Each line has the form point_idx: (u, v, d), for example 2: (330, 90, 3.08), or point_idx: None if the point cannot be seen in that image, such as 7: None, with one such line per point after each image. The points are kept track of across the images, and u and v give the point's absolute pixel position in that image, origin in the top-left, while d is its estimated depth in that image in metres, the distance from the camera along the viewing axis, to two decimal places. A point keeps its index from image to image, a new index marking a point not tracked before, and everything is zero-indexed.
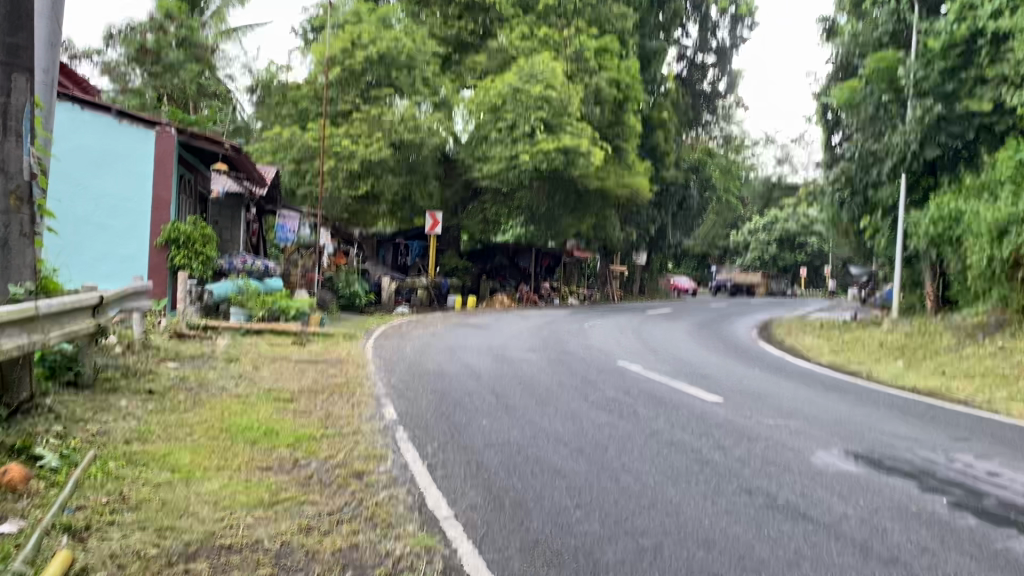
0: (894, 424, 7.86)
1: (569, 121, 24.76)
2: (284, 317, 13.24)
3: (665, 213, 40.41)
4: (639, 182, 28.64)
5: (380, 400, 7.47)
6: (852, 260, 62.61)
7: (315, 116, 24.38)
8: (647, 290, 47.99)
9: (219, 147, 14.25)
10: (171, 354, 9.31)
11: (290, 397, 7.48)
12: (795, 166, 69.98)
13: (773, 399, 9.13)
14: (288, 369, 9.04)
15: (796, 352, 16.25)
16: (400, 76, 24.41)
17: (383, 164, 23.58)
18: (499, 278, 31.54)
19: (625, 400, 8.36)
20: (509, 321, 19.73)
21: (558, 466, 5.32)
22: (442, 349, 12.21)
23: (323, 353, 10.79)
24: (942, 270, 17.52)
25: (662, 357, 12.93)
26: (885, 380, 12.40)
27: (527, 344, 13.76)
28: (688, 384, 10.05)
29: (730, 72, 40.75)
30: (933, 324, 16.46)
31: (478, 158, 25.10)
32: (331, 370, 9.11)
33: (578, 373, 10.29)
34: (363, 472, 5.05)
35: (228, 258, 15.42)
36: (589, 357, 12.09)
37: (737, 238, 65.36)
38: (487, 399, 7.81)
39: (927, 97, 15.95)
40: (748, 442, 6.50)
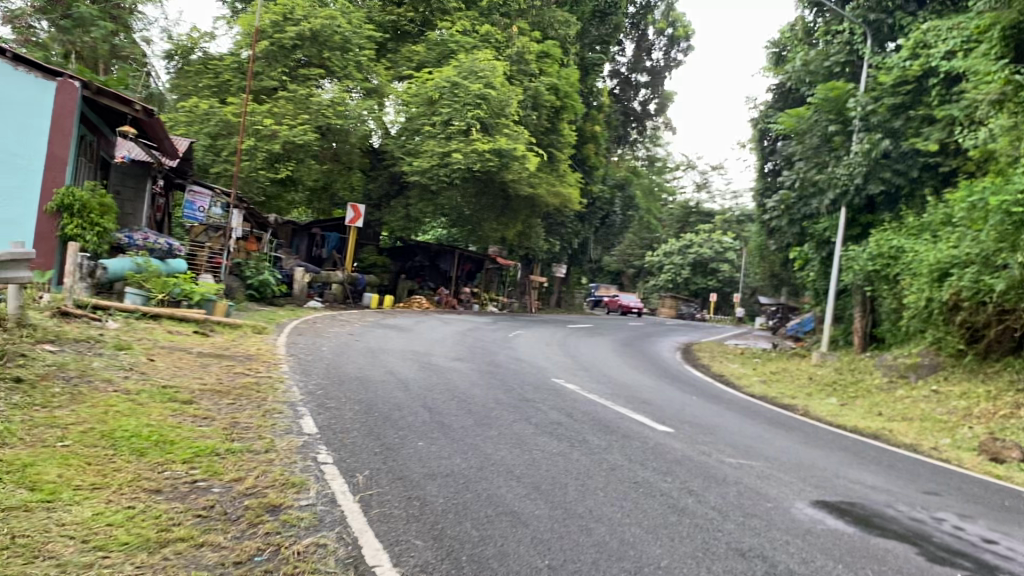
0: (857, 470, 7.30)
1: (506, 123, 24.05)
2: (186, 303, 12.12)
3: (586, 227, 39.98)
4: (569, 192, 28.05)
5: (297, 409, 6.41)
6: (760, 290, 63.90)
7: (238, 91, 22.92)
8: (562, 302, 47.56)
9: (128, 109, 12.84)
10: (49, 335, 8.00)
11: (189, 398, 6.35)
12: (713, 194, 71.15)
13: (723, 433, 8.50)
14: (188, 363, 7.84)
15: (725, 379, 15.80)
16: (333, 57, 23.19)
17: (307, 149, 22.20)
18: (417, 280, 30.44)
19: (571, 424, 7.55)
20: (429, 325, 18.73)
21: (516, 509, 4.45)
22: (363, 351, 11.15)
23: (229, 346, 9.60)
24: (872, 306, 17.32)
25: (597, 377, 12.20)
26: (822, 416, 11.96)
27: (454, 351, 12.83)
28: (632, 409, 9.31)
29: (662, 94, 40.75)
30: (862, 361, 16.30)
31: (408, 152, 23.94)
32: (238, 368, 7.97)
33: (512, 389, 9.43)
34: (280, 507, 4.04)
35: (129, 231, 13.97)
36: (522, 372, 11.26)
37: (652, 259, 65.91)
38: (420, 415, 6.86)
39: (875, 132, 15.84)
40: (717, 486, 5.77)
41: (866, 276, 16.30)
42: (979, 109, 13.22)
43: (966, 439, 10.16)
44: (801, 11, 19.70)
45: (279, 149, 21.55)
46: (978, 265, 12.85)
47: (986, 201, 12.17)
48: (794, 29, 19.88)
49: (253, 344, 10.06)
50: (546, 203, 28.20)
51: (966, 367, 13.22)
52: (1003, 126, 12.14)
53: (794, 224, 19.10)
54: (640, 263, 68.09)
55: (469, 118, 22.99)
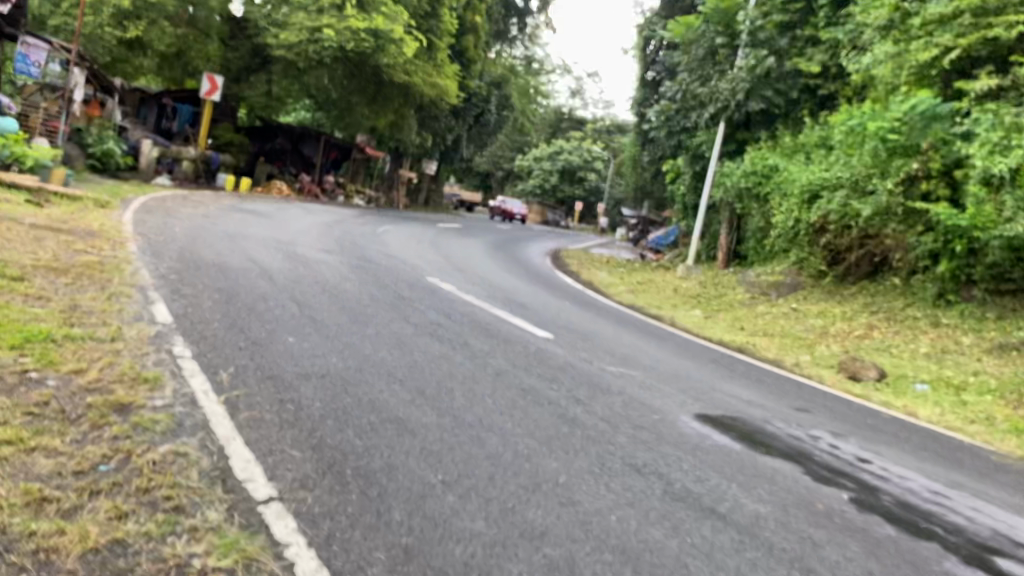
0: (732, 384, 7.37)
1: (384, 3, 22.49)
2: (17, 167, 10.71)
3: (463, 124, 39.49)
4: (447, 84, 27.00)
5: (149, 295, 5.70)
6: (623, 200, 65.05)
7: None
8: (430, 200, 46.64)
9: None
10: None
11: (19, 275, 5.50)
12: (586, 102, 70.98)
13: (600, 340, 8.41)
14: (19, 235, 6.86)
15: (595, 286, 15.83)
16: None
17: (163, 8, 20.25)
18: (279, 165, 28.79)
19: (450, 325, 7.19)
20: (293, 213, 17.73)
21: (401, 417, 4.06)
22: (224, 235, 10.31)
23: (69, 220, 8.55)
24: (739, 224, 17.70)
25: (472, 278, 11.90)
26: (690, 328, 12.15)
27: (322, 243, 12.14)
28: (510, 312, 9.07)
29: None
30: (724, 276, 16.63)
31: (275, 24, 22.22)
32: (79, 244, 7.04)
33: (387, 285, 8.95)
34: (129, 407, 3.47)
35: None
36: (395, 269, 10.77)
37: (522, 163, 65.65)
38: (290, 308, 6.30)
39: (760, 48, 15.82)
40: (603, 396, 5.60)
41: (737, 194, 16.48)
42: (864, 34, 13.46)
43: (823, 357, 10.60)
44: None
45: (130, 6, 19.55)
46: (847, 188, 13.07)
47: (864, 126, 12.75)
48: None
49: (97, 219, 9.02)
50: (423, 94, 27.07)
51: (825, 287, 13.72)
52: (887, 53, 12.55)
53: (672, 136, 19.04)
54: (510, 166, 67.56)
55: None
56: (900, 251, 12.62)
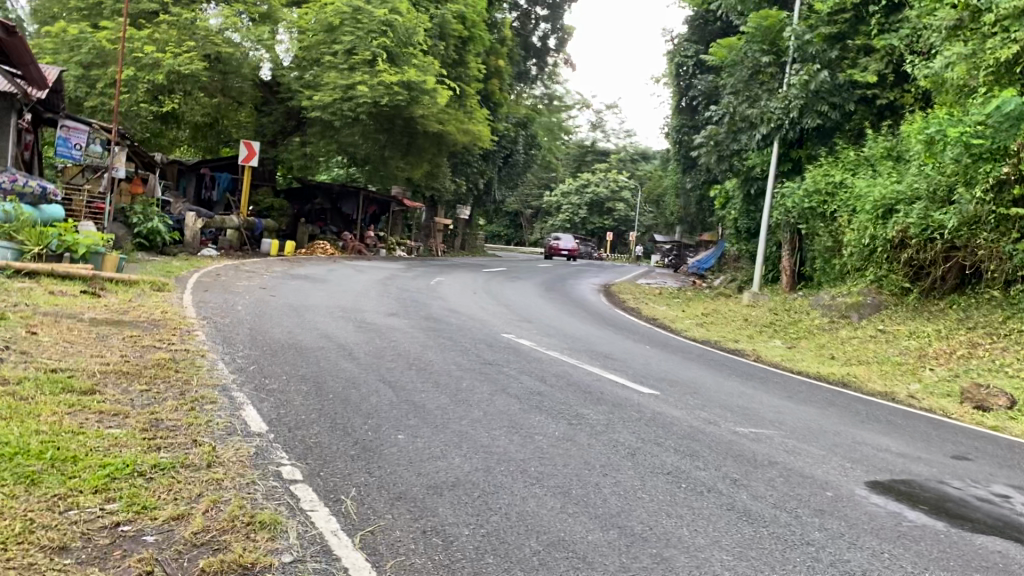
0: (871, 432, 6.56)
1: (413, 54, 22.27)
2: (68, 256, 10.16)
3: (491, 166, 39.18)
4: (479, 129, 26.58)
5: (234, 397, 5.06)
6: (655, 228, 64.30)
7: (111, 14, 19.97)
8: (464, 245, 46.24)
9: None
10: None
11: (90, 387, 4.90)
12: (608, 133, 70.57)
13: (709, 391, 7.65)
14: (81, 335, 6.29)
15: (662, 324, 15.07)
16: None
17: (195, 79, 19.78)
18: (317, 224, 28.50)
19: (553, 394, 6.50)
20: (340, 273, 17.27)
21: (565, 537, 3.35)
22: (285, 309, 9.76)
23: (127, 309, 8.01)
24: (800, 243, 16.95)
25: (543, 329, 11.19)
26: (779, 362, 11.32)
27: (383, 304, 11.53)
28: (601, 366, 8.33)
29: (562, 29, 39.15)
30: (796, 300, 15.76)
31: (306, 85, 21.90)
32: (144, 339, 6.46)
33: (466, 350, 8.28)
34: (254, 570, 2.81)
35: None
36: (465, 328, 10.11)
37: (549, 199, 65.17)
38: (384, 393, 5.65)
39: (811, 63, 15.29)
40: (758, 470, 4.84)
41: (800, 213, 15.77)
42: (929, 37, 12.76)
43: (937, 384, 9.66)
44: None
45: (163, 80, 19.21)
46: (925, 201, 12.70)
47: (942, 134, 11.74)
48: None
49: (155, 305, 8.48)
50: (455, 140, 26.64)
51: (909, 304, 12.79)
52: (959, 54, 11.62)
53: (723, 161, 18.27)
54: (538, 203, 67.08)
55: (374, 46, 21.21)
56: (994, 261, 11.58)
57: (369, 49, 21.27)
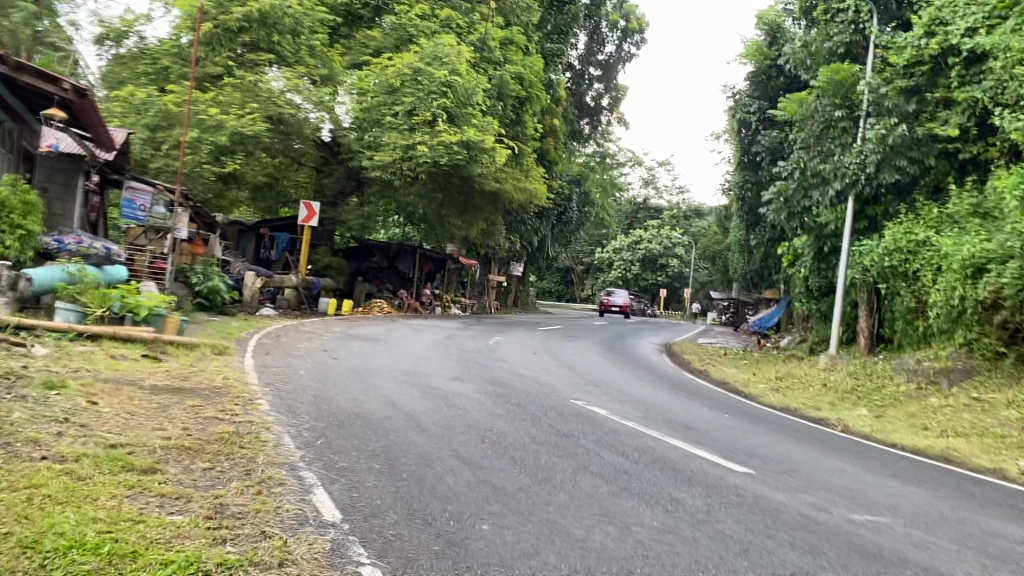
0: (999, 520, 5.87)
1: (472, 113, 22.26)
2: (130, 319, 10.02)
3: (545, 223, 38.98)
4: (536, 187, 26.39)
5: (302, 476, 4.66)
6: (710, 285, 63.29)
7: (178, 79, 20.53)
8: (517, 302, 45.95)
9: (53, 90, 10.42)
10: None
11: (151, 465, 4.54)
12: (660, 189, 70.15)
13: (805, 468, 7.04)
14: (142, 405, 5.99)
15: (734, 388, 14.37)
16: (283, 41, 21.08)
17: (258, 139, 20.31)
18: (374, 282, 28.48)
19: (640, 473, 5.97)
20: (400, 333, 16.99)
21: None
22: (348, 372, 9.41)
23: (189, 375, 7.73)
24: (878, 304, 16.27)
25: (614, 395, 10.65)
26: (866, 432, 10.60)
27: (446, 367, 11.14)
28: (683, 439, 7.78)
29: (616, 88, 39.03)
30: (875, 364, 14.98)
31: (367, 145, 22.05)
32: (207, 408, 6.14)
33: (538, 419, 7.80)
34: None
35: (56, 234, 11.74)
36: (534, 394, 9.64)
37: (601, 256, 64.70)
38: (461, 472, 5.20)
39: (889, 116, 14.82)
40: (891, 570, 4.25)
41: (880, 272, 15.12)
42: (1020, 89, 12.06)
43: None
44: None
45: (226, 141, 19.52)
46: (1019, 260, 11.87)
47: None
48: (797, 9, 18.78)
49: (217, 370, 8.21)
50: (512, 199, 26.48)
51: (1005, 371, 12.02)
52: None
53: (793, 218, 17.72)
54: (590, 260, 66.64)
55: (435, 106, 21.28)
56: None
57: (429, 110, 21.36)
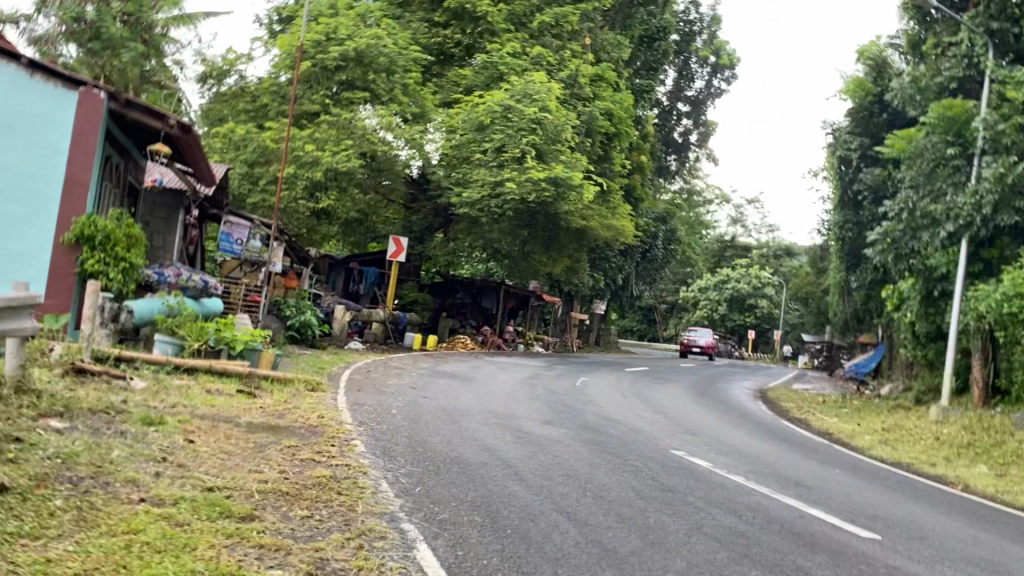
0: None
1: (561, 150, 22.15)
2: (226, 352, 10.05)
3: (630, 261, 38.46)
4: (624, 225, 25.98)
5: (404, 530, 4.41)
6: (799, 326, 61.34)
7: (276, 115, 21.06)
8: (600, 340, 45.36)
9: (160, 126, 10.64)
10: (56, 406, 6.09)
11: (249, 513, 4.36)
12: (748, 228, 68.67)
13: (935, 534, 6.44)
14: (240, 444, 5.87)
15: (838, 439, 13.60)
16: (378, 80, 21.43)
17: (351, 176, 20.71)
18: (459, 318, 28.47)
19: (757, 537, 5.53)
20: (487, 371, 16.78)
21: None
22: (439, 412, 9.20)
23: (284, 413, 7.64)
24: (993, 352, 15.33)
25: (713, 445, 10.14)
26: (991, 493, 9.80)
27: (537, 410, 10.84)
28: (795, 497, 7.26)
29: (704, 124, 38.35)
30: (992, 417, 13.99)
31: (456, 182, 22.15)
32: (303, 449, 5.97)
33: (640, 471, 7.40)
34: None
35: (157, 266, 11.97)
36: (630, 441, 9.24)
37: (686, 294, 63.52)
38: (568, 530, 4.87)
39: (1008, 154, 13.93)
40: None
41: (998, 318, 14.14)
42: None
43: None
44: (908, 25, 17.83)
45: (321, 177, 20.06)
46: None
47: None
48: (904, 43, 18.05)
49: (311, 408, 8.10)
50: (599, 236, 26.14)
51: None
52: None
53: (900, 260, 16.88)
54: (674, 298, 65.50)
55: (524, 143, 21.23)
56: None
57: (519, 146, 21.25)
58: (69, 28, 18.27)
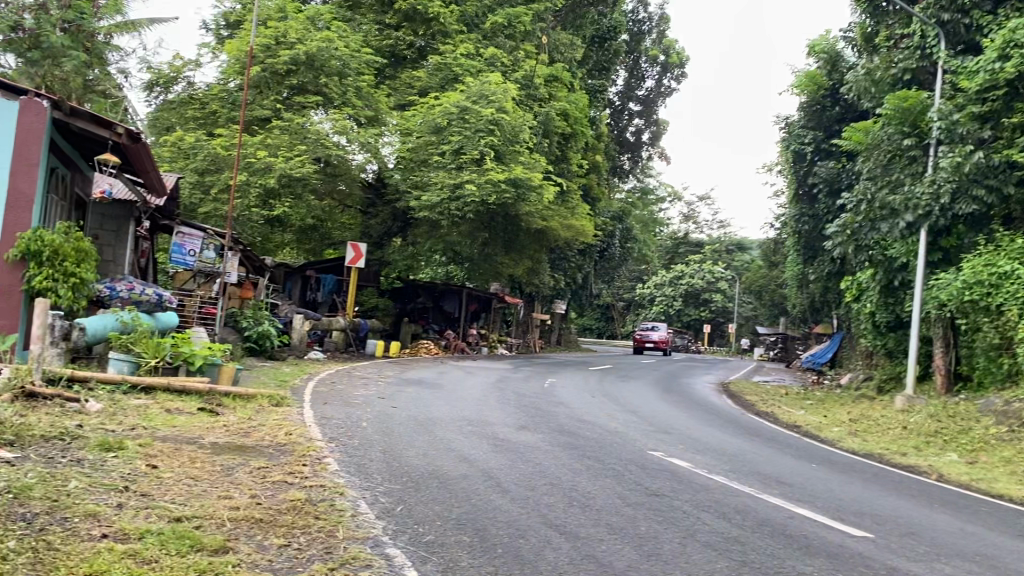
0: None
1: (519, 151, 22.09)
2: (184, 368, 9.62)
3: (588, 260, 38.46)
4: (583, 225, 25.90)
5: (390, 557, 4.14)
6: (755, 320, 62.14)
7: (226, 122, 20.50)
8: (560, 340, 45.34)
9: (106, 135, 10.15)
10: (5, 434, 5.70)
11: (222, 544, 4.06)
12: (700, 224, 69.32)
13: (921, 529, 6.37)
14: (206, 468, 5.55)
15: (808, 432, 13.59)
16: (331, 83, 20.93)
17: (307, 182, 20.48)
18: (420, 323, 28.11)
19: (752, 543, 5.37)
20: (453, 376, 16.49)
21: None
22: (411, 423, 8.91)
23: (250, 431, 7.29)
24: (955, 339, 15.50)
25: (688, 443, 10.03)
26: (963, 481, 9.85)
27: (509, 415, 10.62)
28: (779, 496, 7.16)
29: (656, 122, 38.45)
30: (956, 404, 14.15)
31: (414, 185, 21.85)
32: (274, 470, 5.67)
33: (623, 475, 7.22)
34: None
35: (107, 281, 11.47)
36: (606, 444, 9.07)
37: (642, 291, 63.88)
38: (562, 546, 4.65)
39: (963, 144, 14.09)
40: None
41: (960, 306, 14.28)
42: None
43: None
44: (861, 18, 18.00)
45: (276, 183, 19.54)
46: None
47: None
48: (858, 36, 18.25)
49: (277, 424, 7.78)
50: (559, 237, 26.01)
51: None
52: None
53: (861, 251, 17.00)
54: (631, 295, 65.84)
55: (482, 145, 20.86)
56: None
57: (477, 148, 20.91)
58: (5, 36, 17.57)
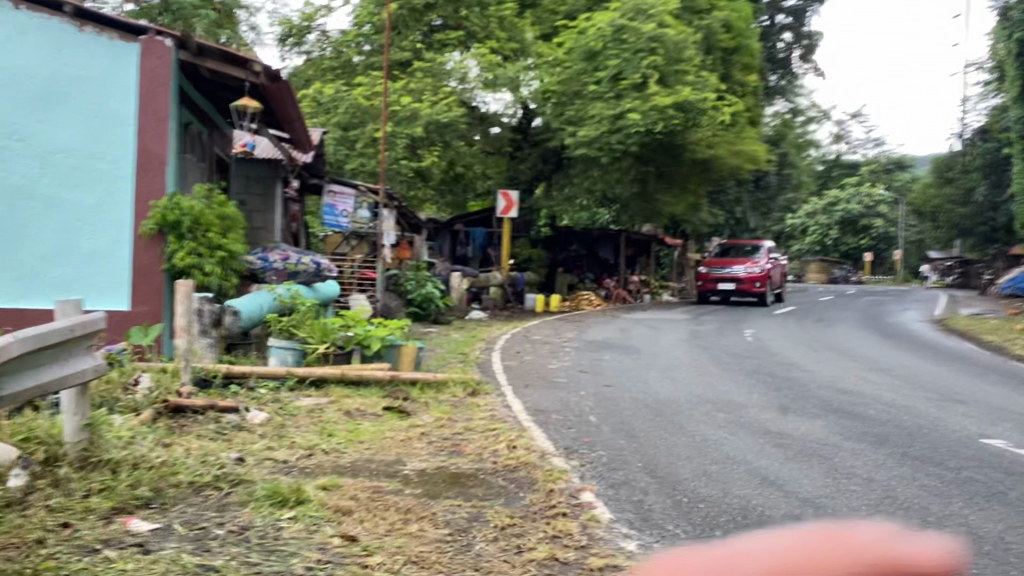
0: None
1: (686, 70, 18.63)
2: (359, 353, 7.81)
3: (744, 192, 35.15)
4: (757, 149, 22.77)
5: None
6: (924, 244, 56.55)
7: (365, 70, 18.89)
8: None
9: (244, 76, 8.42)
10: (143, 488, 3.99)
11: None
12: (854, 144, 63.60)
13: None
14: (426, 537, 3.59)
15: None
16: (471, 15, 19.11)
17: (453, 127, 18.53)
18: (576, 272, 26.02)
19: None
20: (639, 334, 14.22)
21: None
22: (648, 412, 6.79)
23: (459, 446, 5.35)
24: None
25: (1010, 419, 7.43)
26: None
27: (753, 389, 8.35)
28: None
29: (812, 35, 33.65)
30: None
31: (569, 121, 19.45)
32: (529, 535, 3.66)
33: (1005, 495, 4.85)
34: None
35: (260, 250, 9.78)
36: (921, 432, 6.65)
37: (794, 222, 59.51)
38: None
39: None
40: None
41: None
42: None
43: None
44: None
45: (422, 131, 17.73)
46: None
47: None
48: None
49: (489, 428, 5.85)
50: (728, 166, 22.99)
51: None
52: None
53: None
54: (780, 227, 61.55)
55: (644, 67, 17.66)
56: None
57: (639, 72, 17.77)
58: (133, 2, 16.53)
